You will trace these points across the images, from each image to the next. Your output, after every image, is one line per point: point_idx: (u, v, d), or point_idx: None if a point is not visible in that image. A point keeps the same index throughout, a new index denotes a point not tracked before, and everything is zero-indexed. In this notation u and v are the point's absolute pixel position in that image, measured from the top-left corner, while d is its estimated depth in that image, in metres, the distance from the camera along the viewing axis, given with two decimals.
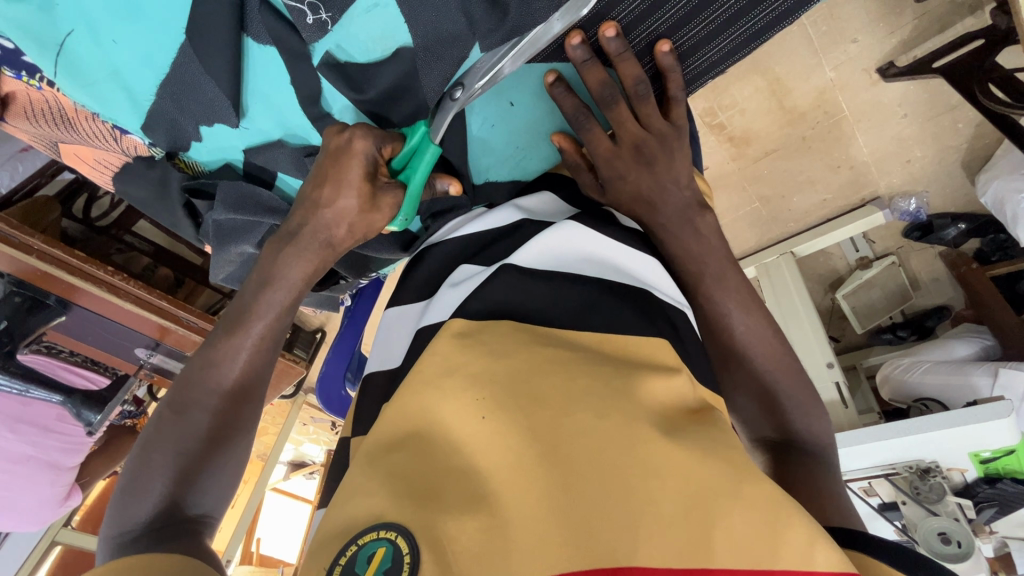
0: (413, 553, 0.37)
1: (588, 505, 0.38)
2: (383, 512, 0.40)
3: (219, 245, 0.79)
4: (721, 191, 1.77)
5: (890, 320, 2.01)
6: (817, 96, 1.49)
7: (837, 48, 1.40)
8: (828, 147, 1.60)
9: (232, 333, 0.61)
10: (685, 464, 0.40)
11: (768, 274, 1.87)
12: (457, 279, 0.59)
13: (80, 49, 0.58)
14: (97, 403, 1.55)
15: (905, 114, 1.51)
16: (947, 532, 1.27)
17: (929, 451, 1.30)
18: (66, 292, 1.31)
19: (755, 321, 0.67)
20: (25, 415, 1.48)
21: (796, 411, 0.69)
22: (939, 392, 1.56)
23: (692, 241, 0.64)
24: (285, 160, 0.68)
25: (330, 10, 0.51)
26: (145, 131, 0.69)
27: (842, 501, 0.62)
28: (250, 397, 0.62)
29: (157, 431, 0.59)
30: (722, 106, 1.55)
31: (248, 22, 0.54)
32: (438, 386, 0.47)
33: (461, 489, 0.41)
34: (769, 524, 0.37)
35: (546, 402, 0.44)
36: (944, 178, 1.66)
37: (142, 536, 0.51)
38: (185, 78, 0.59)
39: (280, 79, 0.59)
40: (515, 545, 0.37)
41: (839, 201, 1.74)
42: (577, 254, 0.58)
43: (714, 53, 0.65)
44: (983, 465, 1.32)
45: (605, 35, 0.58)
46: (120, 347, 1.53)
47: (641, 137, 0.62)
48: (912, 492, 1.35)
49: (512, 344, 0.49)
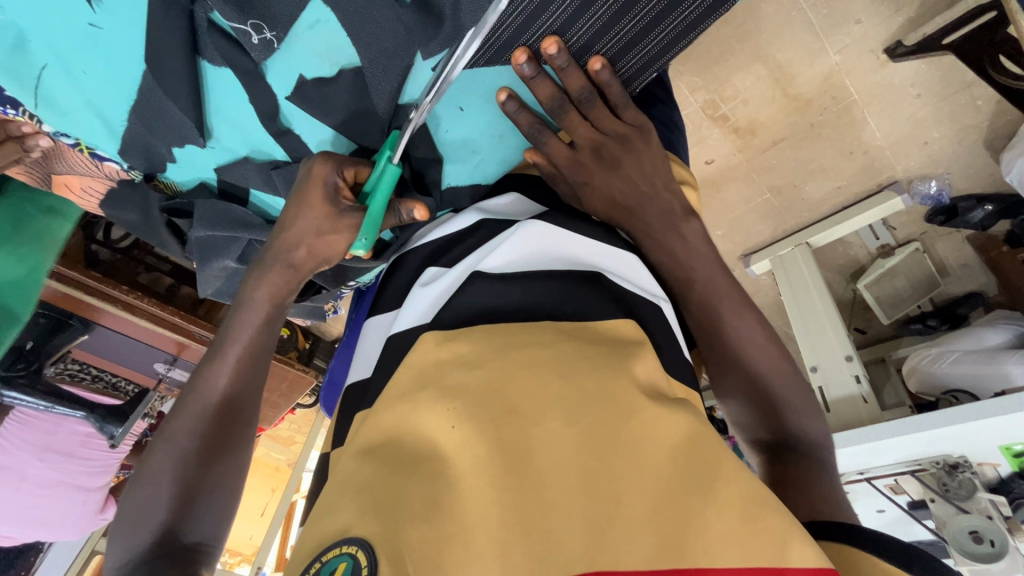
0: (372, 565, 0.34)
1: (555, 514, 0.36)
2: (349, 525, 0.37)
3: (203, 261, 0.83)
4: (730, 184, 1.73)
5: (919, 309, 1.93)
6: (823, 82, 1.45)
7: (841, 31, 1.35)
8: (838, 133, 1.55)
9: (213, 360, 0.63)
10: (656, 464, 0.40)
11: (783, 265, 1.83)
12: (426, 281, 0.59)
13: (54, 83, 0.61)
14: (118, 417, 1.61)
15: (918, 94, 1.45)
16: (978, 530, 1.20)
17: (957, 446, 1.25)
18: (88, 313, 1.39)
19: (747, 323, 0.65)
20: (52, 443, 1.57)
21: (794, 413, 0.66)
22: (968, 382, 1.50)
23: (678, 247, 0.63)
24: (253, 175, 0.70)
25: (275, 29, 0.54)
26: (122, 155, 0.71)
27: (842, 503, 0.60)
28: (239, 418, 0.63)
29: (150, 459, 0.60)
30: (725, 98, 1.52)
31: (202, 46, 0.57)
32: (413, 401, 0.43)
33: (423, 496, 0.37)
34: (746, 524, 0.35)
35: (517, 411, 0.41)
36: (966, 158, 1.59)
37: (145, 565, 0.54)
38: (153, 104, 0.62)
39: (238, 99, 0.61)
40: (475, 550, 0.34)
41: (854, 188, 1.69)
42: (547, 256, 0.56)
43: (654, 46, 0.61)
44: (1017, 459, 1.25)
45: (549, 51, 0.57)
46: (140, 363, 1.61)
47: (598, 138, 0.62)
48: (939, 488, 1.28)
49: (488, 350, 0.45)
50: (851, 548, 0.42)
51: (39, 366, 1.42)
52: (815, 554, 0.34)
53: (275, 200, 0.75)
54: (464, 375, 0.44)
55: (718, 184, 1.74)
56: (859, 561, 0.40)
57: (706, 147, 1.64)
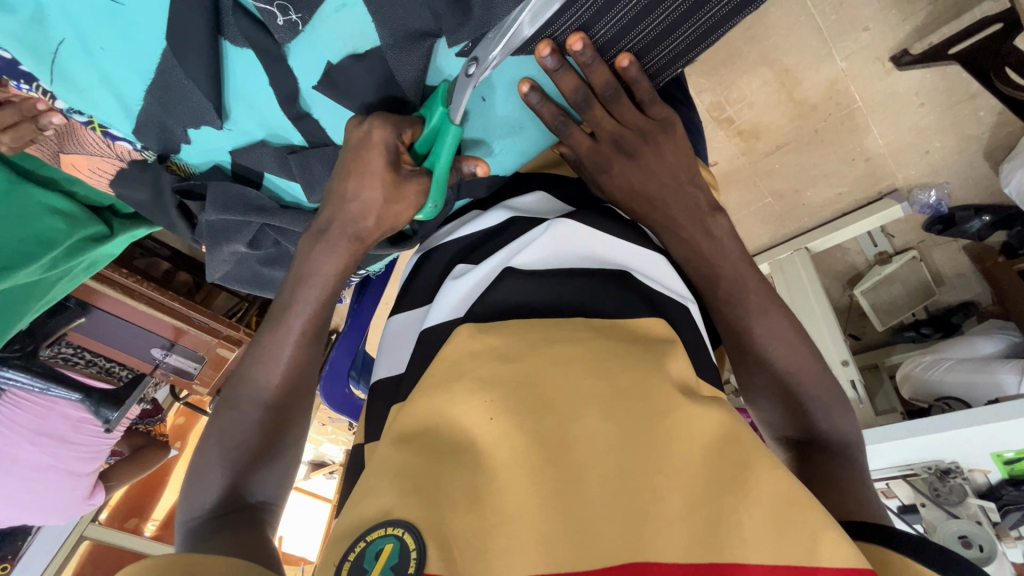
0: (420, 549, 0.35)
1: (592, 509, 0.36)
2: (390, 508, 0.37)
3: (213, 245, 0.83)
4: (732, 186, 1.76)
5: (913, 317, 1.95)
6: (828, 88, 1.46)
7: (848, 37, 1.36)
8: (842, 139, 1.56)
9: (274, 330, 0.62)
10: (691, 462, 0.40)
11: (782, 270, 1.85)
12: (457, 275, 0.59)
13: (71, 59, 0.61)
14: (113, 401, 1.61)
15: (922, 103, 1.46)
16: (967, 535, 1.22)
17: (948, 452, 1.26)
18: (86, 295, 1.41)
19: (774, 321, 0.64)
20: (43, 427, 1.47)
21: (825, 412, 0.66)
22: (962, 390, 1.52)
23: (705, 242, 0.64)
24: (269, 159, 0.70)
25: (300, 11, 0.53)
26: (137, 133, 0.71)
27: (872, 503, 0.60)
28: (300, 394, 0.63)
29: (215, 423, 0.61)
30: (730, 101, 1.53)
31: (224, 26, 0.56)
32: (450, 390, 0.43)
33: (464, 488, 0.38)
34: (780, 525, 0.35)
35: (554, 405, 0.41)
36: (967, 169, 1.61)
37: (210, 519, 0.55)
38: (170, 84, 0.62)
39: (258, 82, 0.61)
40: (514, 543, 0.35)
41: (855, 195, 1.70)
42: (576, 253, 0.56)
43: (677, 45, 0.61)
44: (1006, 466, 1.27)
45: (574, 47, 0.57)
46: (136, 349, 1.62)
47: (619, 131, 0.62)
48: (930, 493, 1.32)
49: (523, 345, 0.45)
50: (887, 549, 0.42)
51: (34, 348, 1.42)
52: (850, 555, 0.34)
53: (290, 184, 0.74)
54: (495, 366, 0.44)
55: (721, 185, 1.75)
56: (895, 562, 0.41)
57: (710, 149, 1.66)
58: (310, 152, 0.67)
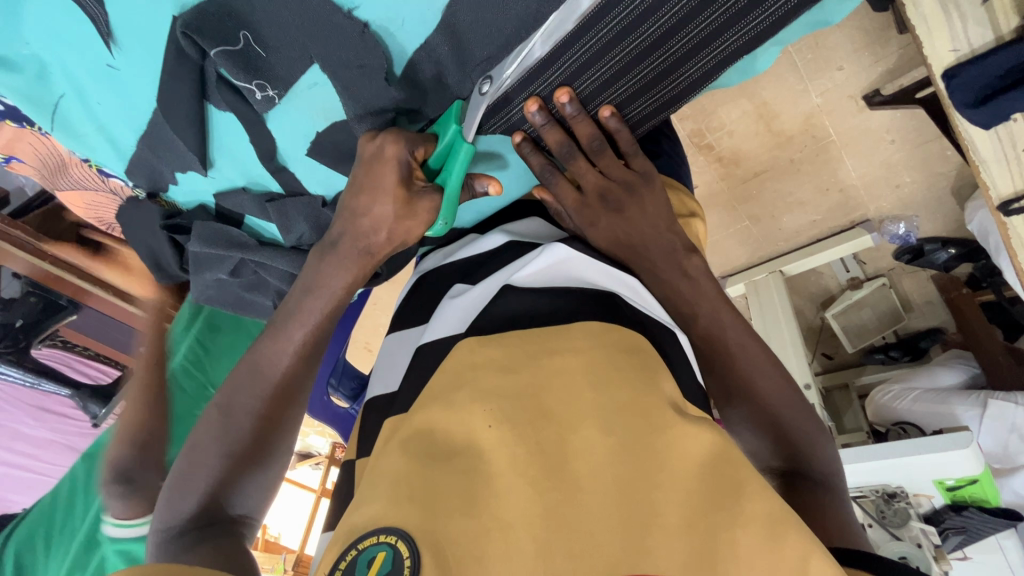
0: (413, 557, 0.37)
1: (592, 521, 0.39)
2: (383, 517, 0.40)
3: (196, 271, 0.85)
4: (712, 209, 1.81)
5: (883, 341, 2.09)
6: (805, 121, 1.53)
7: (824, 75, 1.43)
8: (817, 170, 1.64)
9: (275, 340, 0.62)
10: (688, 480, 0.43)
11: (756, 291, 1.91)
12: (455, 294, 0.63)
13: (69, 110, 0.65)
14: (101, 397, 1.58)
15: (893, 140, 1.54)
16: (906, 556, 1.24)
17: (895, 476, 1.33)
18: (78, 293, 1.35)
19: (751, 352, 0.68)
20: (44, 404, 1.51)
21: (802, 439, 0.70)
22: (924, 419, 1.61)
23: (684, 282, 0.67)
24: (248, 205, 0.74)
25: (277, 88, 0.57)
26: (128, 174, 0.75)
27: (843, 522, 0.64)
28: (292, 401, 0.64)
29: (202, 430, 0.60)
30: (710, 128, 1.58)
31: (209, 92, 0.59)
32: (449, 402, 0.46)
33: (460, 492, 0.41)
34: (771, 542, 0.40)
35: (553, 416, 0.44)
36: (934, 204, 1.69)
37: (188, 532, 0.56)
38: (159, 134, 0.66)
39: (240, 139, 0.65)
40: (513, 547, 0.39)
41: (829, 223, 1.78)
42: (570, 277, 0.59)
43: (648, 107, 0.64)
44: (949, 492, 1.36)
45: (560, 100, 0.59)
46: (124, 345, 1.53)
47: (605, 184, 0.65)
48: (877, 515, 1.35)
49: (523, 356, 0.49)
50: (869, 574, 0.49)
51: (27, 344, 1.41)
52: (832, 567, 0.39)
53: (271, 225, 0.77)
54: (498, 378, 0.47)
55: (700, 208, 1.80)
56: None
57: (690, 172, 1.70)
58: (286, 201, 0.71)
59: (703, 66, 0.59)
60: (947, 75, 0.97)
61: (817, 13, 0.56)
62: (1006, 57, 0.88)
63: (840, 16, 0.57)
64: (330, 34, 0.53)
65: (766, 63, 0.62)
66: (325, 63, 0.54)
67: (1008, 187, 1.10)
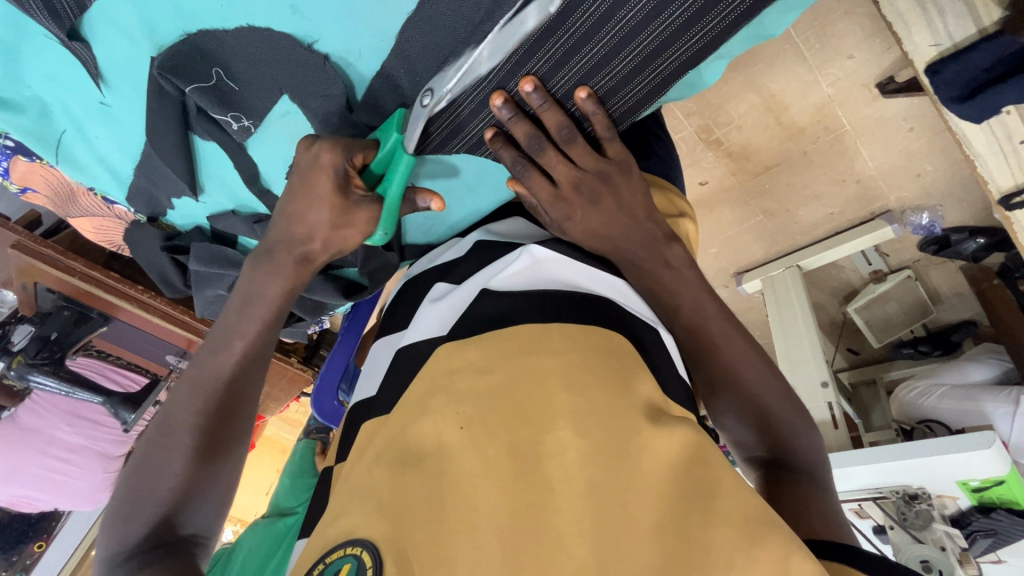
0: (379, 566, 0.39)
1: (563, 516, 0.39)
2: (355, 528, 0.42)
3: (199, 288, 0.91)
4: (724, 205, 1.77)
5: (913, 334, 2.03)
6: (815, 112, 1.48)
7: (833, 64, 1.38)
8: (831, 162, 1.59)
9: (216, 354, 0.66)
10: (661, 483, 0.42)
11: (773, 287, 1.87)
12: (436, 296, 0.63)
13: (72, 145, 0.70)
14: (131, 404, 1.66)
15: (911, 128, 1.48)
16: (928, 560, 1.22)
17: (916, 478, 1.28)
18: (107, 308, 1.42)
19: (738, 347, 0.66)
20: (80, 411, 1.68)
21: (791, 432, 0.68)
22: (951, 418, 1.55)
23: (662, 274, 0.63)
24: (239, 226, 0.78)
25: (252, 119, 0.62)
26: (128, 201, 0.80)
27: (838, 519, 0.61)
28: (237, 414, 0.67)
29: (149, 452, 0.64)
30: (718, 123, 1.54)
31: (193, 123, 0.63)
32: (425, 408, 0.47)
33: (429, 498, 0.41)
34: (747, 539, 0.38)
35: (528, 418, 0.44)
36: (959, 193, 1.63)
37: (138, 554, 0.59)
38: (152, 163, 0.70)
39: (224, 165, 0.69)
40: (483, 558, 0.38)
41: (847, 215, 1.73)
42: (549, 280, 0.57)
43: (635, 95, 0.58)
44: (976, 493, 1.30)
45: (525, 90, 0.54)
46: (151, 354, 1.61)
47: (577, 176, 0.59)
48: (898, 517, 1.33)
49: (496, 358, 0.49)
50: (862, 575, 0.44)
51: (62, 355, 1.49)
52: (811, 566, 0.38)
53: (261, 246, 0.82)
54: (471, 380, 0.48)
55: (711, 204, 1.77)
56: None
57: (700, 168, 1.67)
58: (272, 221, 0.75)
59: (688, 49, 0.54)
60: (930, 71, 1.03)
61: (757, 25, 0.52)
62: (988, 51, 0.95)
63: (782, 29, 0.53)
64: (295, 69, 0.57)
65: (713, 76, 0.58)
66: (295, 94, 0.59)
67: (1009, 181, 1.14)
